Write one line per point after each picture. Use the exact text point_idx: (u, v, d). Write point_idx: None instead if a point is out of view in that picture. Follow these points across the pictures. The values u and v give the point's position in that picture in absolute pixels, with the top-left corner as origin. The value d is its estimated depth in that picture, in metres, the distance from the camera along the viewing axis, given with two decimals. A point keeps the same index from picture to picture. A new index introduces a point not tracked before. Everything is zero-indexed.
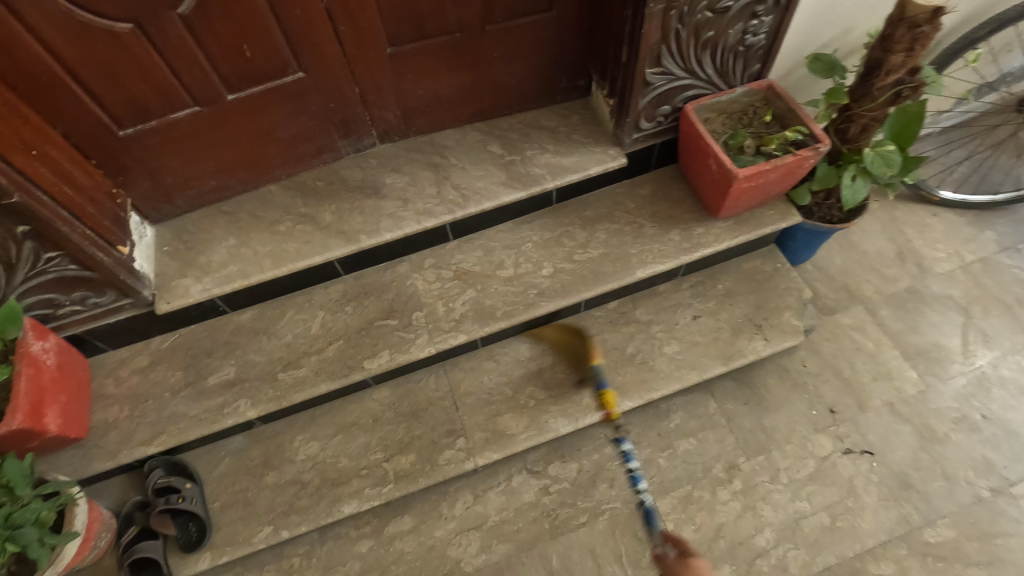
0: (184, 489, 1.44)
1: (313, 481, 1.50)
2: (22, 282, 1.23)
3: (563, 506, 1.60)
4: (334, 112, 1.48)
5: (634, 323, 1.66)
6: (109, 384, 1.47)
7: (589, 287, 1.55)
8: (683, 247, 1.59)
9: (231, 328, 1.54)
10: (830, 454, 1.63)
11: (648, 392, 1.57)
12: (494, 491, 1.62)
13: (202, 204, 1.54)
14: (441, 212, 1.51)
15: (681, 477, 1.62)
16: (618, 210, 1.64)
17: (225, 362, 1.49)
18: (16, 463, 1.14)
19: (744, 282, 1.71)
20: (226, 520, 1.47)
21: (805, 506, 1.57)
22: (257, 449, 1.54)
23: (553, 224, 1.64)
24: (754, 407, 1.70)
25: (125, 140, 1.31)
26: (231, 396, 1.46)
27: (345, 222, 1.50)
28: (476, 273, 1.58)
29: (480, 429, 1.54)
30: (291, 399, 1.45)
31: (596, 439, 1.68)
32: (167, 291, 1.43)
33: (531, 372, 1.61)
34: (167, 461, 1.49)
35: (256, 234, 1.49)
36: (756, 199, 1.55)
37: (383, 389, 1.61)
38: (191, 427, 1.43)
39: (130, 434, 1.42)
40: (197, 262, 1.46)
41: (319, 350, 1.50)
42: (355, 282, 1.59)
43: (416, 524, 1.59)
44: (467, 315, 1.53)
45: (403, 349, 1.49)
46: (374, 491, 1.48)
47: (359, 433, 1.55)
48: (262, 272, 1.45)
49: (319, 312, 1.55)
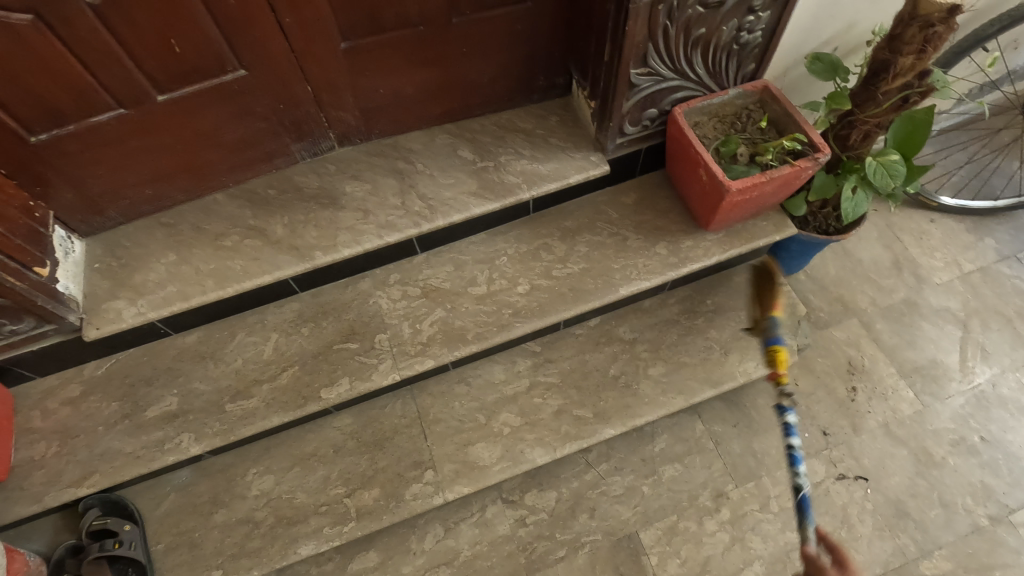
0: (122, 532, 1.31)
1: (266, 520, 1.37)
2: None
3: (540, 540, 1.50)
4: (283, 113, 1.33)
5: (617, 342, 1.55)
6: (35, 417, 1.33)
7: (569, 306, 1.42)
8: (670, 262, 1.47)
9: (174, 352, 1.39)
10: (823, 480, 1.54)
11: (632, 418, 1.46)
12: (467, 523, 1.52)
13: (138, 215, 1.38)
14: (405, 225, 1.36)
15: (666, 506, 1.52)
16: (600, 221, 1.53)
17: (167, 391, 1.35)
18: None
19: (734, 297, 1.60)
20: (169, 564, 1.33)
21: (797, 537, 1.48)
22: (206, 484, 1.41)
23: (530, 235, 1.51)
24: (744, 429, 1.61)
25: (38, 148, 1.15)
26: (172, 430, 1.31)
27: (299, 237, 1.35)
28: (446, 290, 1.45)
29: (450, 460, 1.42)
30: (238, 434, 1.31)
31: (576, 465, 1.58)
32: (96, 315, 1.27)
33: (506, 397, 1.49)
34: (105, 499, 1.35)
35: (198, 250, 1.34)
36: (750, 211, 1.43)
37: (345, 416, 1.48)
38: (126, 466, 1.28)
39: (58, 474, 1.28)
40: (132, 281, 1.31)
41: (271, 377, 1.36)
42: (312, 300, 1.45)
43: (382, 560, 1.48)
44: (435, 337, 1.39)
45: (365, 376, 1.35)
46: (333, 530, 1.35)
47: (318, 465, 1.42)
48: (204, 293, 1.29)
49: (272, 334, 1.41)
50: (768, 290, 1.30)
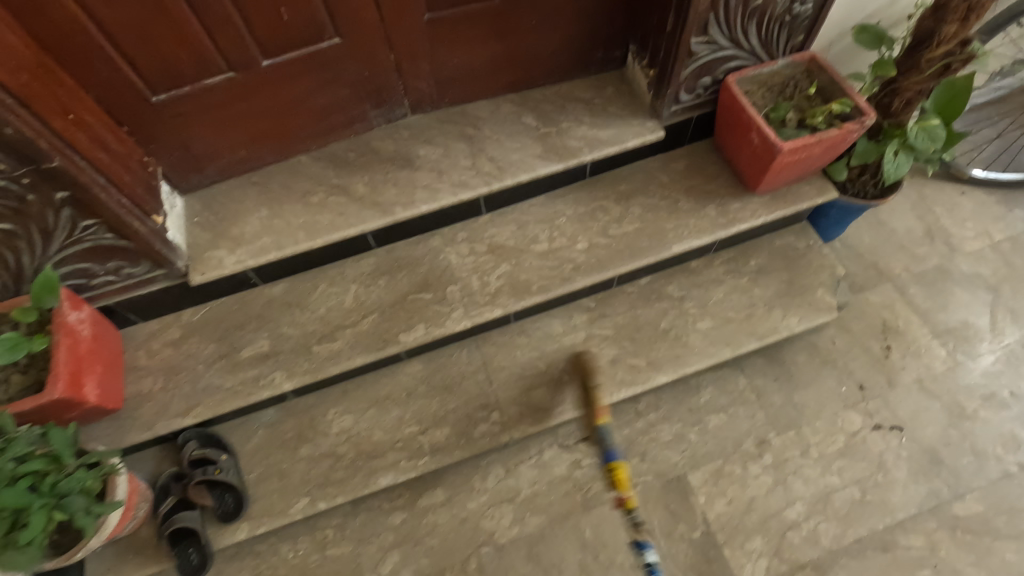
0: (220, 461, 1.45)
1: (348, 454, 1.50)
2: (58, 251, 1.18)
3: (595, 480, 1.61)
4: (367, 81, 1.45)
5: (666, 299, 1.66)
6: (141, 356, 1.46)
7: (626, 262, 1.53)
8: (719, 222, 1.57)
9: (263, 300, 1.52)
10: (860, 429, 1.64)
11: (683, 367, 1.57)
12: (526, 465, 1.64)
13: (231, 175, 1.51)
14: (477, 184, 1.47)
15: (712, 452, 1.63)
16: (652, 185, 1.63)
17: (259, 335, 1.48)
18: (68, 432, 1.14)
19: (776, 259, 1.70)
20: (261, 492, 1.46)
21: (836, 480, 1.58)
22: (290, 422, 1.54)
23: (587, 198, 1.62)
24: (784, 383, 1.72)
25: (157, 107, 1.27)
26: (266, 368, 1.44)
27: (380, 194, 1.47)
28: (510, 247, 1.56)
29: (515, 402, 1.54)
30: (327, 372, 1.44)
31: (626, 414, 1.69)
32: (200, 262, 1.40)
33: (565, 347, 1.60)
34: (201, 433, 1.48)
35: (289, 205, 1.47)
36: (795, 174, 1.53)
37: (415, 363, 1.60)
38: (226, 399, 1.41)
39: (165, 405, 1.41)
40: (230, 233, 1.43)
41: (353, 323, 1.48)
42: (387, 255, 1.57)
43: (448, 497, 1.61)
44: (502, 289, 1.51)
45: (439, 323, 1.47)
46: (410, 463, 1.48)
47: (393, 406, 1.55)
48: (297, 243, 1.42)
49: (352, 285, 1.53)
50: (593, 396, 1.49)
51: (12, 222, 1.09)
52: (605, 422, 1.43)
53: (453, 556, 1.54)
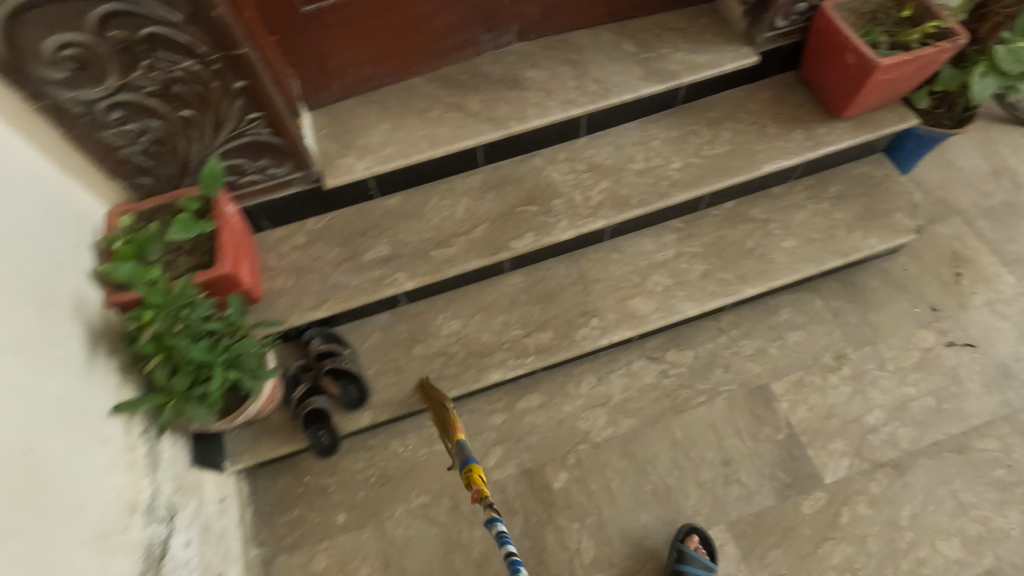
0: (345, 354, 1.57)
1: (459, 353, 1.62)
2: (222, 142, 1.31)
3: (682, 388, 1.72)
4: (485, 4, 1.55)
5: (751, 221, 1.75)
6: (272, 258, 1.58)
7: (720, 180, 1.63)
8: (806, 145, 1.67)
9: (381, 211, 1.63)
10: (934, 346, 1.74)
11: (769, 280, 1.67)
12: (616, 373, 1.75)
13: (353, 94, 1.62)
14: (584, 102, 1.58)
15: (792, 364, 1.74)
16: (741, 111, 1.73)
17: (379, 241, 1.59)
18: (240, 303, 1.27)
19: (855, 186, 1.79)
20: (381, 385, 1.59)
21: (912, 390, 1.68)
22: (403, 325, 1.66)
23: (679, 123, 1.72)
24: (859, 304, 1.81)
25: (304, 18, 1.39)
26: (389, 269, 1.56)
27: (493, 110, 1.58)
28: (609, 166, 1.66)
29: (612, 310, 1.65)
30: (445, 274, 1.55)
31: (709, 330, 1.79)
32: (331, 168, 1.51)
33: (657, 262, 1.71)
34: (323, 331, 1.60)
35: (409, 120, 1.58)
36: (881, 99, 1.62)
37: (516, 275, 1.72)
38: (353, 296, 1.53)
39: (297, 301, 1.53)
40: (357, 143, 1.55)
41: (466, 231, 1.60)
42: (493, 172, 1.68)
43: (545, 401, 1.72)
44: (604, 202, 1.61)
45: (547, 231, 1.58)
46: (517, 361, 1.60)
47: (498, 312, 1.66)
48: (420, 153, 1.53)
49: (462, 198, 1.64)
50: (446, 419, 1.46)
51: (194, 108, 1.22)
52: (462, 437, 1.39)
53: (553, 452, 1.66)
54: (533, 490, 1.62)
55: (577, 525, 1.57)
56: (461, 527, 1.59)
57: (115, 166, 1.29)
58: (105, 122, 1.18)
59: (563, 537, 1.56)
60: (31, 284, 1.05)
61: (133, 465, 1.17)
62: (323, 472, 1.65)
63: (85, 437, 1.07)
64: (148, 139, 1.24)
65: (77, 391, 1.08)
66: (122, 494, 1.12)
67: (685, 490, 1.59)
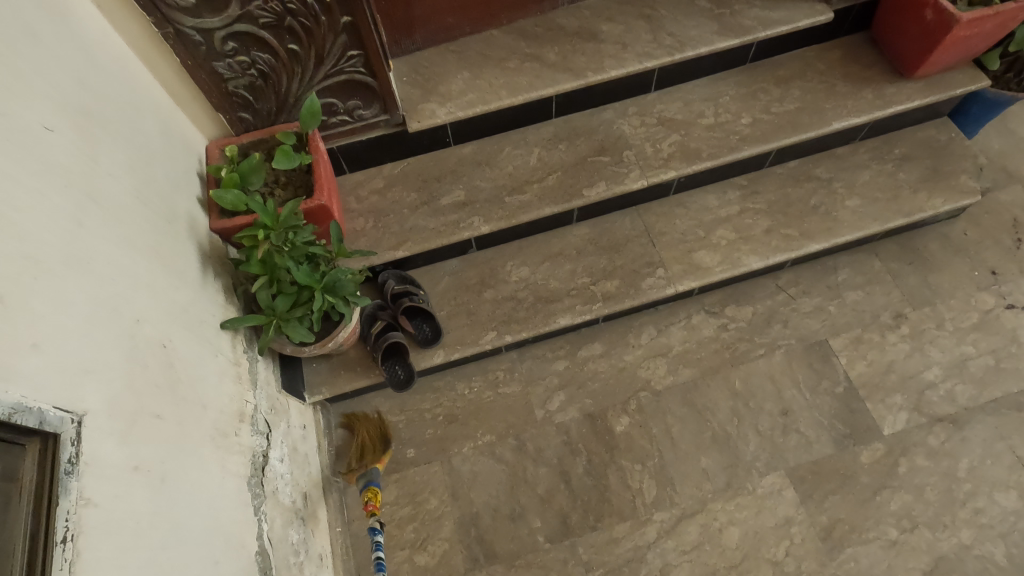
0: (420, 294, 1.62)
1: (527, 298, 1.67)
2: (320, 80, 1.39)
3: (741, 341, 1.75)
4: None
5: (815, 180, 1.78)
6: (352, 200, 1.63)
7: (788, 135, 1.67)
8: (876, 104, 1.69)
9: (455, 158, 1.69)
10: (993, 308, 1.75)
11: (833, 237, 1.70)
12: (676, 326, 1.78)
13: (433, 43, 1.67)
14: (660, 55, 1.63)
15: (851, 322, 1.76)
16: (809, 70, 1.75)
17: (455, 186, 1.65)
18: (337, 230, 1.32)
19: (920, 148, 1.80)
20: (453, 326, 1.65)
21: (970, 350, 1.70)
22: (472, 271, 1.71)
23: (747, 80, 1.75)
24: (919, 266, 1.82)
25: None
26: (465, 214, 1.62)
27: (570, 61, 1.63)
28: (679, 120, 1.70)
29: (677, 262, 1.69)
30: (519, 219, 1.61)
31: (768, 288, 1.82)
32: (415, 113, 1.57)
33: (721, 218, 1.74)
34: (397, 273, 1.65)
35: (488, 69, 1.63)
36: (954, 58, 1.65)
37: (582, 227, 1.76)
38: (432, 237, 1.59)
39: (378, 241, 1.59)
40: (438, 90, 1.60)
41: (540, 179, 1.65)
42: (564, 124, 1.72)
43: (606, 349, 1.76)
44: (674, 154, 1.66)
45: (619, 181, 1.63)
46: (585, 307, 1.65)
47: (565, 261, 1.71)
48: (500, 100, 1.58)
49: (535, 149, 1.69)
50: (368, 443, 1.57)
51: (301, 43, 1.30)
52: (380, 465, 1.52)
53: (615, 398, 1.70)
54: (595, 433, 1.66)
55: (639, 467, 1.61)
56: (526, 465, 1.63)
57: (220, 100, 1.38)
58: (219, 53, 1.28)
59: (626, 477, 1.60)
60: (157, 197, 1.12)
61: (239, 379, 1.23)
62: (392, 411, 1.70)
63: (204, 343, 1.13)
64: (255, 72, 1.33)
65: (196, 301, 1.15)
66: (232, 402, 1.17)
67: (744, 437, 1.63)
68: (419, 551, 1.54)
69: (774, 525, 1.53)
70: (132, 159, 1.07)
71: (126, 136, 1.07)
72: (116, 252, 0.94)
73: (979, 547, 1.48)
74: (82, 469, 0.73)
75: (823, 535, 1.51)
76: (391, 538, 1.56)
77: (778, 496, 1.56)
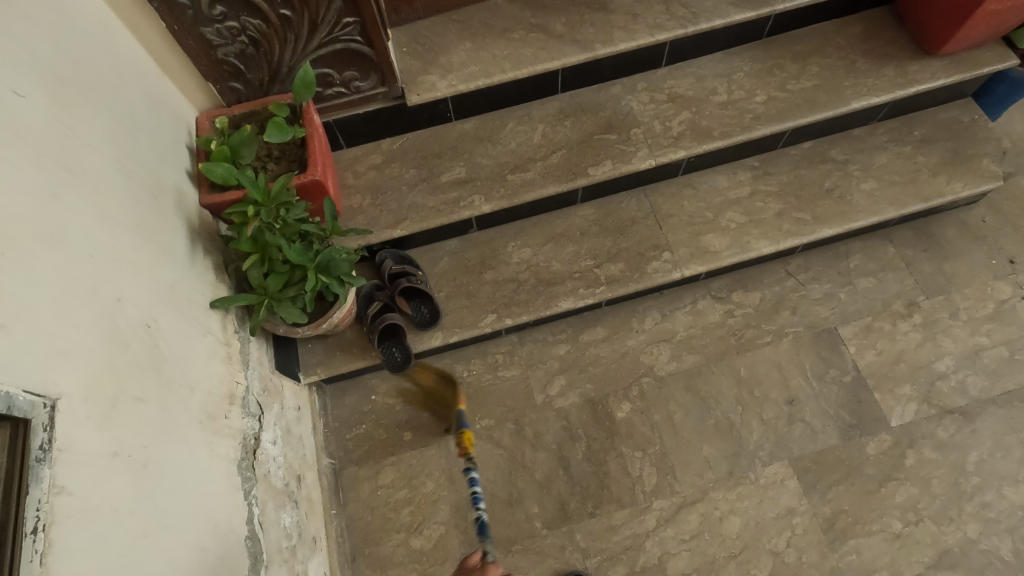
0: (419, 274, 1.57)
1: (529, 280, 1.62)
2: (314, 48, 1.32)
3: (747, 327, 1.71)
4: None
5: (830, 161, 1.71)
6: (349, 176, 1.58)
7: (805, 114, 1.60)
8: (897, 82, 1.61)
9: (456, 134, 1.62)
10: (1010, 298, 1.69)
11: (847, 222, 1.64)
12: (682, 311, 1.73)
13: (435, 12, 1.60)
14: (672, 27, 1.56)
15: (862, 310, 1.71)
16: (829, 46, 1.67)
17: (455, 163, 1.59)
18: (331, 207, 1.27)
19: (942, 130, 1.73)
20: (452, 307, 1.60)
21: (984, 341, 1.65)
22: (473, 251, 1.66)
23: (763, 56, 1.67)
24: (934, 253, 1.76)
25: None
26: (466, 192, 1.56)
27: (577, 33, 1.55)
28: (690, 97, 1.63)
29: (685, 245, 1.64)
30: (521, 198, 1.55)
31: (777, 273, 1.76)
32: (415, 85, 1.50)
33: (731, 200, 1.68)
34: (395, 253, 1.60)
35: (491, 40, 1.55)
36: (982, 34, 1.57)
37: (587, 207, 1.70)
38: (431, 216, 1.54)
39: (375, 218, 1.54)
40: (439, 62, 1.53)
41: (543, 157, 1.59)
42: (570, 100, 1.65)
43: (609, 334, 1.71)
44: (684, 133, 1.59)
45: (625, 160, 1.57)
46: (588, 291, 1.60)
47: (569, 243, 1.66)
48: (503, 73, 1.52)
49: (539, 125, 1.62)
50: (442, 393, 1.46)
51: (293, 9, 1.24)
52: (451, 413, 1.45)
53: (617, 384, 1.66)
54: (596, 419, 1.62)
55: (639, 454, 1.58)
56: (524, 450, 1.60)
57: (210, 68, 1.32)
58: (207, 18, 1.21)
59: (626, 464, 1.57)
60: (141, 169, 1.07)
61: (229, 359, 1.19)
62: (389, 393, 1.67)
63: (192, 323, 1.09)
64: (246, 39, 1.27)
65: (184, 278, 1.10)
66: (222, 383, 1.14)
67: (748, 426, 1.60)
68: (414, 535, 1.53)
69: (776, 515, 1.50)
70: (113, 128, 1.02)
71: (107, 104, 1.02)
72: (95, 227, 0.90)
73: (984, 541, 1.45)
74: (55, 455, 0.70)
75: (825, 526, 1.49)
76: (387, 521, 1.54)
77: (781, 486, 1.53)
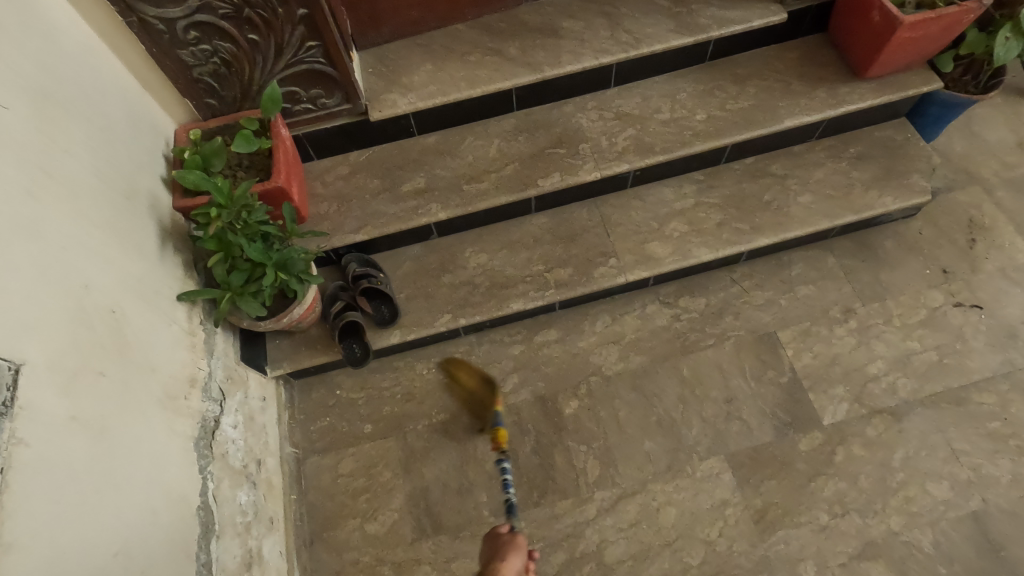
0: (380, 276, 1.69)
1: (484, 283, 1.74)
2: (282, 68, 1.46)
3: (692, 331, 1.81)
4: None
5: (770, 175, 1.82)
6: (318, 185, 1.71)
7: (741, 131, 1.72)
8: (828, 102, 1.73)
9: (418, 148, 1.75)
10: (941, 306, 1.79)
11: (782, 232, 1.75)
12: (630, 315, 1.84)
13: (400, 37, 1.75)
14: (617, 51, 1.69)
15: (801, 315, 1.81)
16: (767, 69, 1.80)
17: (416, 174, 1.72)
18: (291, 212, 1.40)
19: (877, 148, 1.84)
20: (411, 308, 1.71)
21: (915, 345, 1.74)
22: (433, 256, 1.78)
23: (705, 78, 1.80)
24: (872, 264, 1.86)
25: None
26: (424, 201, 1.69)
27: (529, 56, 1.69)
28: (635, 115, 1.76)
29: (630, 252, 1.75)
30: (475, 207, 1.68)
31: (722, 280, 1.87)
32: (377, 102, 1.64)
33: (675, 210, 1.80)
34: (360, 256, 1.72)
35: (450, 62, 1.69)
36: (905, 59, 1.69)
37: (542, 217, 1.82)
38: (391, 222, 1.66)
39: (340, 224, 1.67)
40: (401, 81, 1.66)
41: (498, 169, 1.72)
42: (525, 117, 1.78)
43: (562, 335, 1.82)
44: (629, 148, 1.72)
45: (573, 172, 1.70)
46: (539, 293, 1.71)
47: (523, 249, 1.78)
48: (459, 92, 1.65)
49: (495, 140, 1.75)
50: None
51: (261, 33, 1.38)
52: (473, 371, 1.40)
53: (566, 382, 1.76)
54: (546, 414, 1.72)
55: (584, 448, 1.67)
56: (477, 443, 1.69)
57: (187, 86, 1.46)
58: (183, 42, 1.36)
59: (571, 457, 1.66)
60: (117, 175, 1.20)
61: (193, 348, 1.31)
62: (352, 388, 1.77)
63: (158, 313, 1.21)
64: (219, 61, 1.41)
65: (152, 273, 1.23)
66: (184, 368, 1.25)
67: (688, 423, 1.69)
68: (369, 521, 1.62)
69: (711, 506, 1.59)
70: (92, 138, 1.15)
71: (87, 116, 1.16)
72: (67, 223, 1.03)
73: (907, 533, 1.53)
74: (16, 412, 0.82)
75: (756, 517, 1.57)
76: (345, 507, 1.64)
77: (716, 479, 1.62)
